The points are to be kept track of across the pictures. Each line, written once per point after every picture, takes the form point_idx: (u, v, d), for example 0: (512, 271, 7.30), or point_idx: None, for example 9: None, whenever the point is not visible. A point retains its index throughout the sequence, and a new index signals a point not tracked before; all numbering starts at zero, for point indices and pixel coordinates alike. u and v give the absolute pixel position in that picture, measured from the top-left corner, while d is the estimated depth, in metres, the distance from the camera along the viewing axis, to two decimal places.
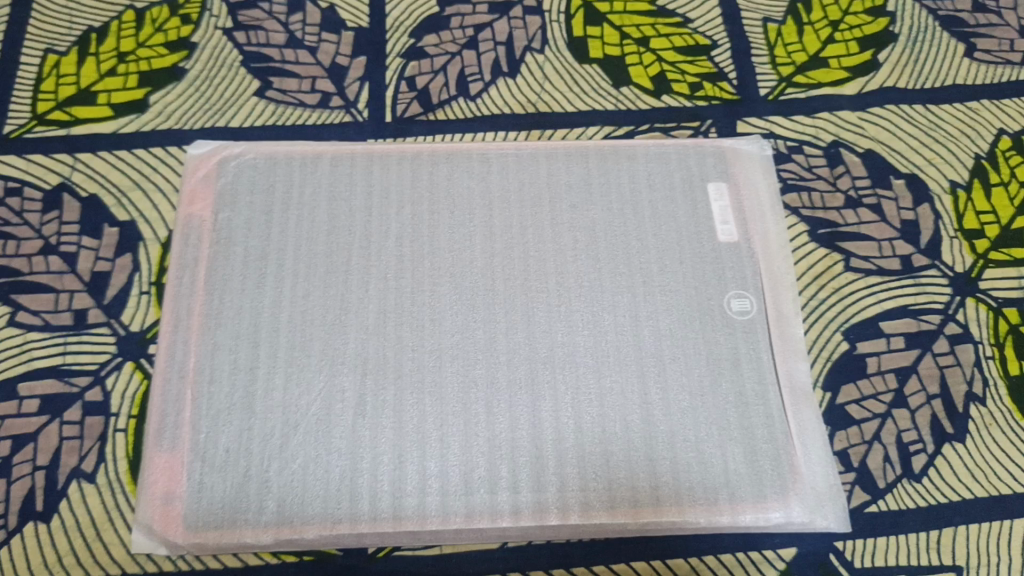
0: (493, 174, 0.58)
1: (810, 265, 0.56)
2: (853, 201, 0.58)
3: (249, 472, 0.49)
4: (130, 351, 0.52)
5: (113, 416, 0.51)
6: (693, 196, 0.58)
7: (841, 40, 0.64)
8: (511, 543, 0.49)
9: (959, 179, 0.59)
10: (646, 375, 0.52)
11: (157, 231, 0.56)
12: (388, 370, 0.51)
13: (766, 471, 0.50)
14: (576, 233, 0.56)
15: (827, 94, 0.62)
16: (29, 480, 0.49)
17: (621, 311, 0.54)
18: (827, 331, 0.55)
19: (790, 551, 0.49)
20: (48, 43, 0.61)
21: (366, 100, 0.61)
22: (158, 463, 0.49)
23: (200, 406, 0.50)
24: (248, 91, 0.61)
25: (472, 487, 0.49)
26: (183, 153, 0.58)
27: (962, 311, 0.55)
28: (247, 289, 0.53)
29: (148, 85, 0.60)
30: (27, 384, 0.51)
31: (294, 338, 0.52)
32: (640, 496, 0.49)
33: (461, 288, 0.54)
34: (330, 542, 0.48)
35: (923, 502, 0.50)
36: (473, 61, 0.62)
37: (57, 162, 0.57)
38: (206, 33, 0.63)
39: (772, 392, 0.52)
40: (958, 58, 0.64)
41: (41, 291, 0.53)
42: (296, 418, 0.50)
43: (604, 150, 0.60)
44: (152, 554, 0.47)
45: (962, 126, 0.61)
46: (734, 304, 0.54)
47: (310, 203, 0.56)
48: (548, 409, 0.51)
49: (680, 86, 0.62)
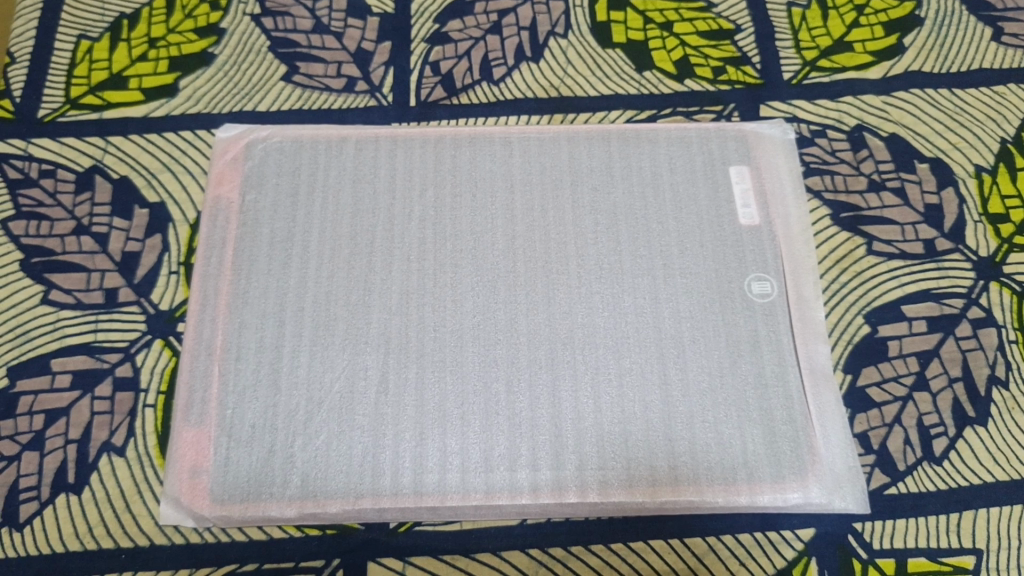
0: (514, 157, 0.59)
1: (832, 248, 0.56)
2: (876, 185, 0.58)
3: (274, 448, 0.50)
4: (159, 328, 0.53)
5: (142, 392, 0.52)
6: (714, 179, 0.58)
7: (866, 24, 0.64)
8: (529, 520, 0.49)
9: (984, 163, 0.59)
10: (665, 356, 0.52)
11: (186, 212, 0.57)
12: (409, 350, 0.52)
13: (785, 453, 0.50)
14: (597, 216, 0.57)
15: (851, 78, 0.62)
16: (61, 453, 0.50)
17: (641, 293, 0.54)
18: (849, 314, 0.54)
19: (809, 531, 0.49)
20: (81, 29, 0.63)
21: (391, 85, 0.62)
22: (186, 438, 0.50)
23: (227, 382, 0.51)
24: (275, 76, 0.62)
25: (491, 464, 0.49)
26: (212, 136, 0.59)
27: (985, 295, 0.55)
28: (273, 269, 0.54)
29: (177, 70, 0.62)
30: (60, 360, 0.52)
31: (318, 318, 0.53)
32: (659, 476, 0.49)
33: (483, 269, 0.55)
34: (352, 516, 0.48)
35: (944, 485, 0.50)
36: (497, 46, 0.63)
37: (89, 145, 0.59)
38: (234, 19, 0.64)
39: (792, 374, 0.52)
40: (985, 42, 0.63)
41: (73, 270, 0.54)
42: (319, 395, 0.51)
43: (626, 134, 0.60)
44: (180, 526, 0.49)
45: (988, 111, 0.61)
46: (755, 287, 0.54)
47: (335, 185, 0.57)
48: (568, 389, 0.51)
49: (703, 70, 0.62)
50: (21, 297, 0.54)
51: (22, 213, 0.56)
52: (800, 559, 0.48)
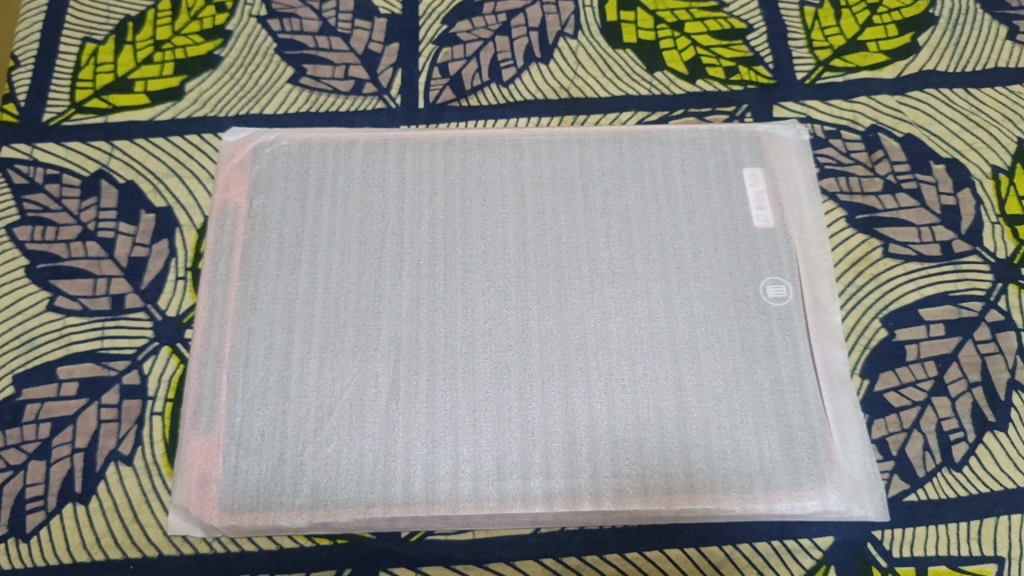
0: (525, 160, 0.58)
1: (847, 251, 0.55)
2: (891, 186, 0.57)
3: (283, 456, 0.49)
4: (167, 335, 0.53)
5: (150, 400, 0.51)
6: (728, 181, 0.57)
7: (880, 23, 0.63)
8: (543, 528, 0.48)
9: (1001, 163, 0.58)
10: (680, 362, 0.51)
11: (193, 217, 0.56)
12: (420, 357, 0.51)
13: (803, 459, 0.49)
14: (609, 220, 0.56)
15: (865, 78, 0.61)
16: (68, 462, 0.49)
17: (655, 298, 0.53)
18: (866, 318, 0.54)
19: (827, 539, 0.48)
20: (85, 32, 0.62)
21: (399, 87, 0.61)
22: (194, 447, 0.50)
23: (235, 390, 0.51)
24: (282, 78, 0.61)
25: (504, 472, 0.49)
26: (219, 140, 0.59)
27: (1004, 298, 0.54)
28: (282, 274, 0.54)
29: (183, 73, 0.61)
30: (67, 368, 0.52)
31: (327, 325, 0.52)
32: (674, 483, 0.49)
33: (494, 275, 0.54)
34: (363, 525, 0.48)
35: (964, 491, 0.49)
36: (506, 46, 0.62)
37: (95, 149, 0.58)
38: (240, 21, 0.63)
39: (809, 379, 0.51)
40: (1001, 41, 0.62)
41: (80, 277, 0.54)
42: (329, 403, 0.50)
43: (638, 135, 0.59)
44: (188, 536, 0.48)
45: (1004, 111, 0.60)
46: (770, 290, 0.54)
47: (343, 189, 0.57)
48: (581, 395, 0.50)
49: (715, 70, 0.61)
50: (27, 303, 0.53)
51: (27, 218, 0.56)
52: (819, 568, 0.48)
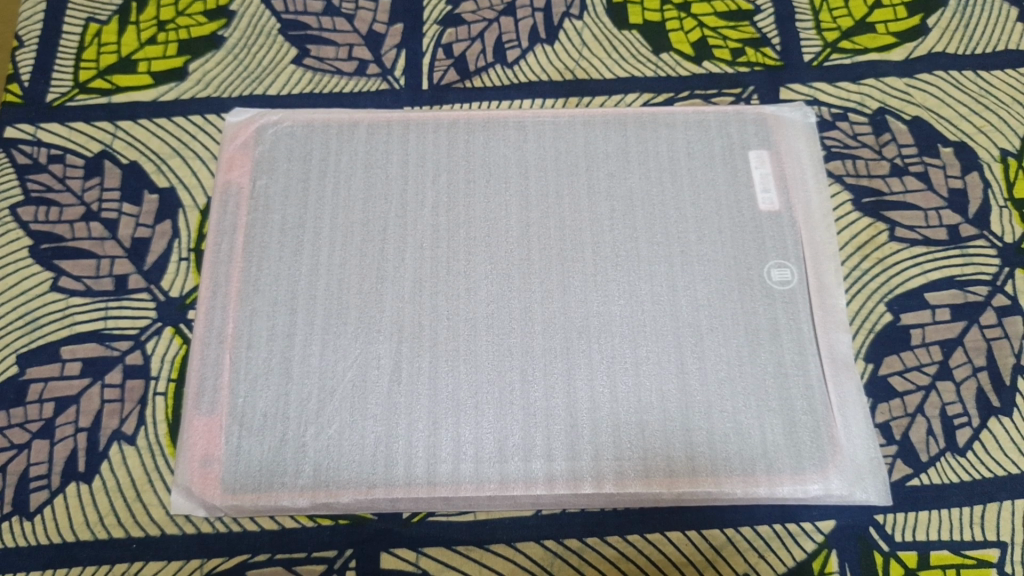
0: (528, 142, 0.58)
1: (853, 235, 0.55)
2: (899, 169, 0.56)
3: (285, 437, 0.49)
4: (170, 316, 0.53)
5: (153, 380, 0.51)
6: (733, 163, 0.57)
7: (889, 4, 0.62)
8: (544, 510, 0.48)
9: (1010, 147, 0.57)
10: (683, 346, 0.51)
11: (196, 198, 0.56)
12: (422, 338, 0.51)
13: (805, 443, 0.49)
14: (612, 202, 0.55)
15: (873, 60, 0.60)
16: (72, 441, 0.49)
17: (658, 281, 0.53)
18: (871, 302, 0.53)
19: (829, 523, 0.48)
20: (89, 13, 0.62)
21: (403, 68, 0.61)
22: (197, 426, 0.50)
23: (238, 369, 0.51)
24: (285, 59, 0.61)
25: (506, 454, 0.49)
26: (223, 121, 0.59)
27: (1011, 282, 0.53)
28: (286, 256, 0.54)
29: (187, 53, 0.61)
30: (70, 348, 0.52)
31: (330, 306, 0.52)
32: (675, 466, 0.49)
33: (497, 258, 0.54)
34: (364, 506, 0.48)
35: (968, 476, 0.49)
36: (511, 27, 0.62)
37: (99, 129, 0.58)
38: (244, 1, 0.63)
39: (812, 362, 0.51)
40: (1011, 23, 0.61)
41: (83, 257, 0.54)
42: (332, 384, 0.50)
43: (643, 117, 0.59)
44: (191, 515, 0.48)
45: (1014, 93, 0.59)
46: (775, 274, 0.53)
47: (346, 171, 0.56)
48: (584, 379, 0.50)
49: (722, 52, 0.61)
50: (31, 283, 0.53)
51: (31, 198, 0.56)
52: (820, 552, 0.48)
